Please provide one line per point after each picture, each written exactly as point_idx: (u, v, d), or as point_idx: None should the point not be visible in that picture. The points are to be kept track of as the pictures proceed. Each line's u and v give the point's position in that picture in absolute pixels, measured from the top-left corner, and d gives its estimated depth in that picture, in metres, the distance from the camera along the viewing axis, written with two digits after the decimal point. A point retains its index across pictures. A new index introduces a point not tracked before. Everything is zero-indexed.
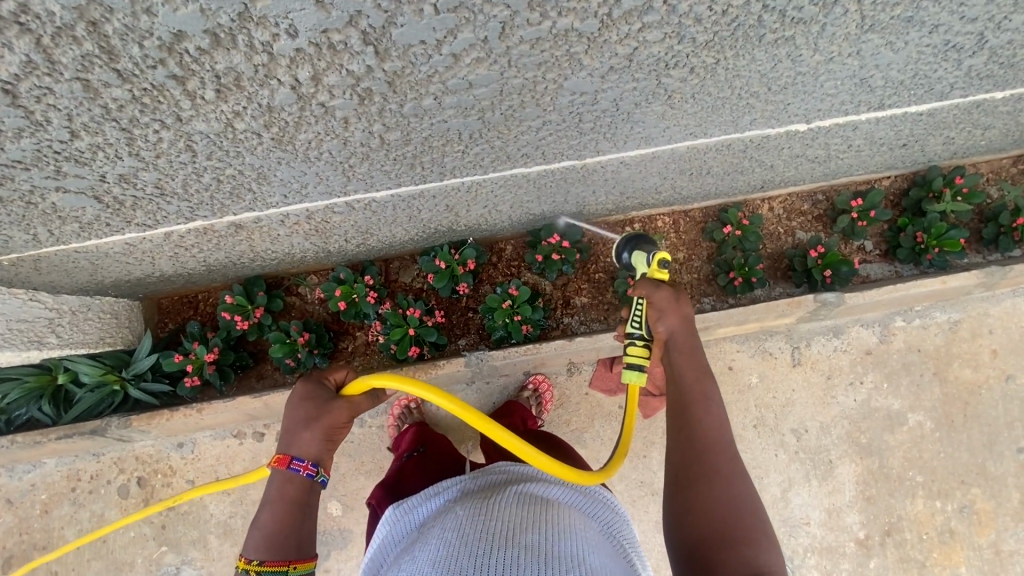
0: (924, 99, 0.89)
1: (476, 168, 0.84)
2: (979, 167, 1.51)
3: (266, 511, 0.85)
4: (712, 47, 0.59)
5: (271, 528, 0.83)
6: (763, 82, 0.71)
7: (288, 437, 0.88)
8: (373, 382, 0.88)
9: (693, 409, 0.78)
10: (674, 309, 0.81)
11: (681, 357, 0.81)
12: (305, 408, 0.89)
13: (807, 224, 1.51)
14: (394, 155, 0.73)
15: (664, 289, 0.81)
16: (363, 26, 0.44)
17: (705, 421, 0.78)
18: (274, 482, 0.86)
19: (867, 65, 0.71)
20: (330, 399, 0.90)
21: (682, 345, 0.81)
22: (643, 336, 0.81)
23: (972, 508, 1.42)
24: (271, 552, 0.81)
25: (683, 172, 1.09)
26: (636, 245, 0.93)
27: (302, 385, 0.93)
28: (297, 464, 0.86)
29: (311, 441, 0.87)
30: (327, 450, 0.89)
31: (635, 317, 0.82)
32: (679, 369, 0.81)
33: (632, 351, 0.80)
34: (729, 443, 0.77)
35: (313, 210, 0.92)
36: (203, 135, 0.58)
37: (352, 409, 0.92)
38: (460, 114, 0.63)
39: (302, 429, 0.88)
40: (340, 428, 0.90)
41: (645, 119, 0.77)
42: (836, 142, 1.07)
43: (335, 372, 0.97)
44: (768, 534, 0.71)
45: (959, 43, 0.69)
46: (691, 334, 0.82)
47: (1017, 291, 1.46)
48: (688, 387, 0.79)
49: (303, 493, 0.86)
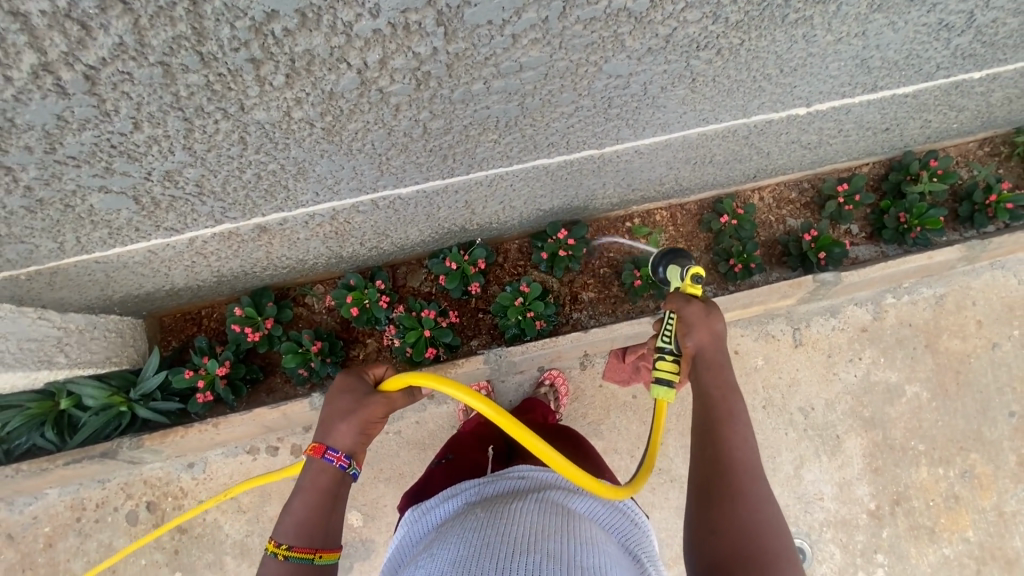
0: (912, 80, 0.96)
1: (504, 158, 0.87)
2: (949, 151, 1.62)
3: (297, 497, 0.84)
4: (741, 28, 0.63)
5: (301, 514, 0.82)
6: (778, 64, 0.76)
7: (325, 427, 0.88)
8: (411, 380, 0.87)
9: (720, 428, 0.82)
10: (704, 324, 0.87)
11: (709, 374, 0.86)
12: (343, 401, 0.90)
13: (797, 211, 1.59)
14: (432, 146, 0.75)
15: (695, 304, 0.88)
16: (440, 5, 0.47)
17: (730, 440, 0.81)
18: (308, 470, 0.86)
19: (870, 46, 0.77)
20: (369, 394, 0.90)
21: (711, 361, 0.87)
22: (672, 351, 0.89)
23: (973, 473, 1.49)
24: (300, 538, 0.81)
25: (688, 162, 1.14)
26: (672, 260, 1.01)
27: (343, 376, 0.93)
28: (331, 455, 0.86)
29: (346, 433, 0.87)
30: (361, 443, 0.89)
31: (667, 331, 0.89)
32: (706, 386, 0.86)
33: (661, 365, 0.88)
34: (754, 465, 0.80)
35: (339, 209, 0.93)
36: (259, 125, 0.59)
37: (389, 406, 0.91)
38: (504, 100, 0.66)
39: (339, 420, 0.88)
40: (376, 423, 0.90)
41: (667, 104, 0.81)
42: (829, 127, 1.13)
43: (375, 368, 0.97)
44: (790, 555, 0.73)
45: (951, 22, 0.75)
46: (720, 349, 0.88)
47: (994, 265, 1.56)
48: (713, 405, 0.84)
49: (335, 484, 0.85)
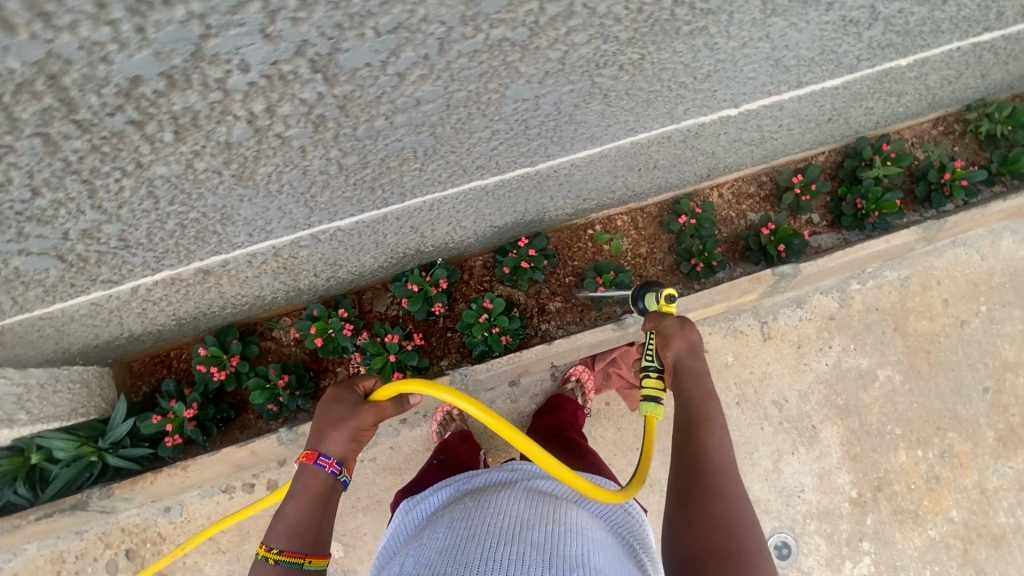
0: (836, 73, 0.97)
1: (435, 184, 0.88)
2: (903, 133, 1.63)
3: (290, 502, 0.88)
4: (636, 43, 0.64)
5: (293, 519, 0.86)
6: (689, 72, 0.77)
7: (318, 434, 0.93)
8: (401, 388, 0.92)
9: (699, 430, 0.87)
10: (681, 334, 0.94)
11: (688, 381, 0.91)
12: (334, 410, 0.94)
13: (756, 205, 1.59)
14: (354, 180, 0.76)
15: (670, 319, 0.96)
16: (310, 54, 0.47)
17: (709, 440, 0.86)
18: (301, 476, 0.90)
19: (779, 47, 0.78)
20: (360, 404, 0.95)
21: (690, 368, 0.92)
22: (656, 367, 0.95)
23: (952, 452, 1.49)
24: (290, 543, 0.84)
25: (631, 168, 1.15)
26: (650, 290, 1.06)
27: (334, 388, 0.99)
28: (323, 461, 0.90)
29: (338, 440, 0.92)
30: (352, 450, 0.94)
31: (648, 351, 0.96)
32: (686, 391, 0.91)
33: (648, 381, 0.94)
34: (731, 465, 0.84)
35: (279, 246, 0.94)
36: (164, 179, 0.60)
37: (379, 414, 0.96)
38: (413, 131, 0.67)
39: (331, 428, 0.92)
40: (366, 431, 0.94)
41: (587, 119, 0.82)
42: (767, 123, 1.14)
43: (366, 380, 1.01)
44: (763, 548, 0.76)
45: (856, 17, 0.76)
46: (698, 358, 0.94)
47: (955, 242, 1.57)
48: (692, 407, 0.89)
49: (326, 489, 0.89)
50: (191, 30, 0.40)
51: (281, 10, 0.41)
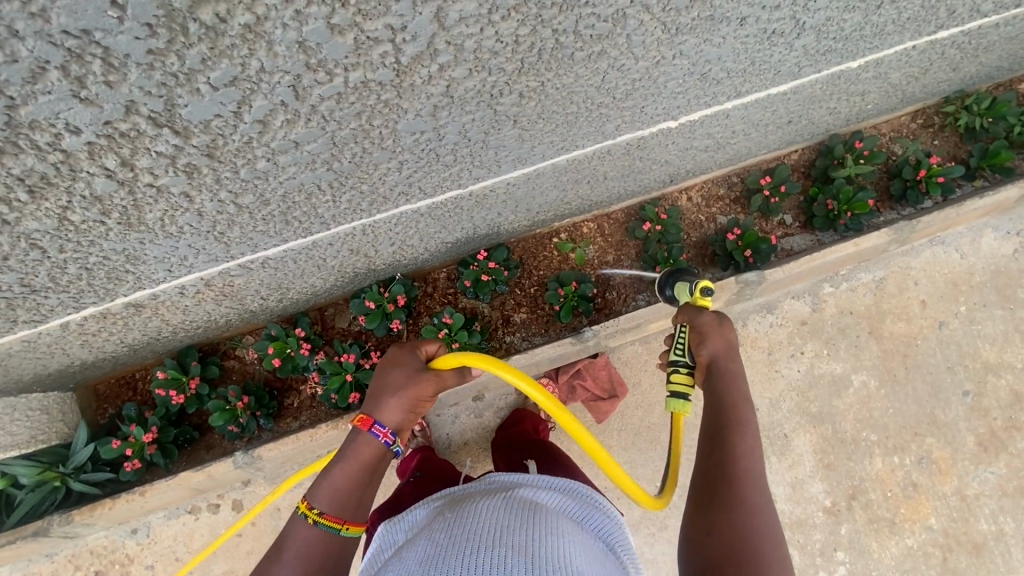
0: (778, 80, 0.92)
1: (358, 213, 0.86)
2: (879, 128, 1.57)
3: (338, 464, 0.81)
4: (528, 72, 0.61)
5: (338, 482, 0.80)
6: (604, 93, 0.74)
7: (374, 398, 0.85)
8: (465, 361, 0.85)
9: (726, 435, 0.79)
10: (717, 333, 0.85)
11: (723, 383, 0.84)
12: (395, 375, 0.86)
13: (726, 208, 1.55)
14: (261, 216, 0.74)
15: (707, 313, 0.88)
16: (145, 112, 0.45)
17: (737, 447, 0.78)
18: (353, 439, 0.82)
19: (699, 62, 0.74)
20: (422, 372, 0.87)
21: (725, 369, 0.84)
22: (687, 362, 0.87)
23: (930, 458, 1.45)
24: (332, 506, 0.78)
25: (579, 181, 1.12)
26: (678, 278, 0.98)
27: (397, 351, 0.91)
28: (378, 428, 0.82)
29: (395, 408, 0.83)
30: (409, 420, 0.85)
31: (679, 344, 0.89)
32: (717, 392, 0.83)
33: (676, 378, 0.88)
34: (759, 475, 0.76)
35: (209, 277, 0.92)
36: (41, 231, 0.58)
37: (439, 386, 0.88)
38: (305, 169, 0.65)
39: (389, 394, 0.84)
40: (424, 402, 0.86)
41: (505, 143, 0.79)
42: (718, 130, 1.10)
43: (427, 347, 0.94)
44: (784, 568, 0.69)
45: (779, 28, 0.72)
46: (734, 359, 0.86)
47: (933, 241, 1.52)
48: (723, 411, 0.81)
49: (378, 458, 0.82)
50: None
51: (86, 75, 0.39)
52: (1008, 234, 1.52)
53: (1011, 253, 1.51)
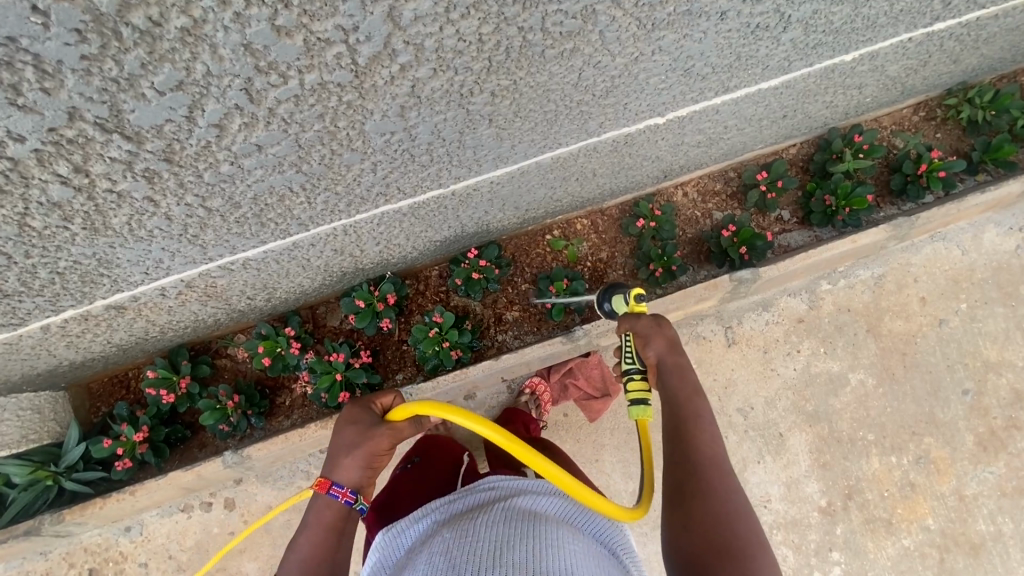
0: (768, 75, 0.90)
1: (337, 214, 0.84)
2: (879, 121, 1.53)
3: (304, 534, 0.87)
4: (497, 71, 0.59)
5: (307, 550, 0.85)
6: (583, 90, 0.72)
7: (331, 461, 0.92)
8: (417, 411, 0.91)
9: (687, 428, 0.80)
10: (658, 332, 0.84)
11: (675, 378, 0.84)
12: (349, 435, 0.94)
13: (722, 203, 1.52)
14: (234, 218, 0.73)
15: (644, 317, 0.86)
16: (90, 118, 0.43)
17: (699, 437, 0.79)
18: (314, 505, 0.89)
19: (681, 57, 0.72)
20: (374, 426, 0.94)
21: (674, 365, 0.84)
22: (638, 368, 0.84)
23: (928, 458, 1.42)
24: (304, 573, 0.83)
25: (567, 179, 1.10)
26: (613, 292, 0.93)
27: (350, 409, 0.98)
28: (336, 490, 0.89)
29: (351, 467, 0.91)
30: (367, 477, 0.92)
31: (626, 352, 0.85)
32: (669, 388, 0.84)
33: (632, 385, 0.83)
34: (723, 459, 0.78)
35: (190, 278, 0.92)
36: (2, 237, 0.58)
37: (395, 437, 0.95)
38: (273, 172, 0.63)
39: (344, 454, 0.92)
40: (381, 455, 0.93)
41: (483, 143, 0.77)
42: (709, 126, 1.08)
43: (383, 398, 1.01)
44: (762, 544, 0.70)
45: (763, 22, 0.70)
46: (680, 354, 0.85)
47: (934, 237, 1.49)
48: (678, 405, 0.82)
49: (340, 519, 0.88)
50: None
51: (20, 82, 0.38)
52: (1011, 229, 1.48)
53: (1015, 248, 1.47)
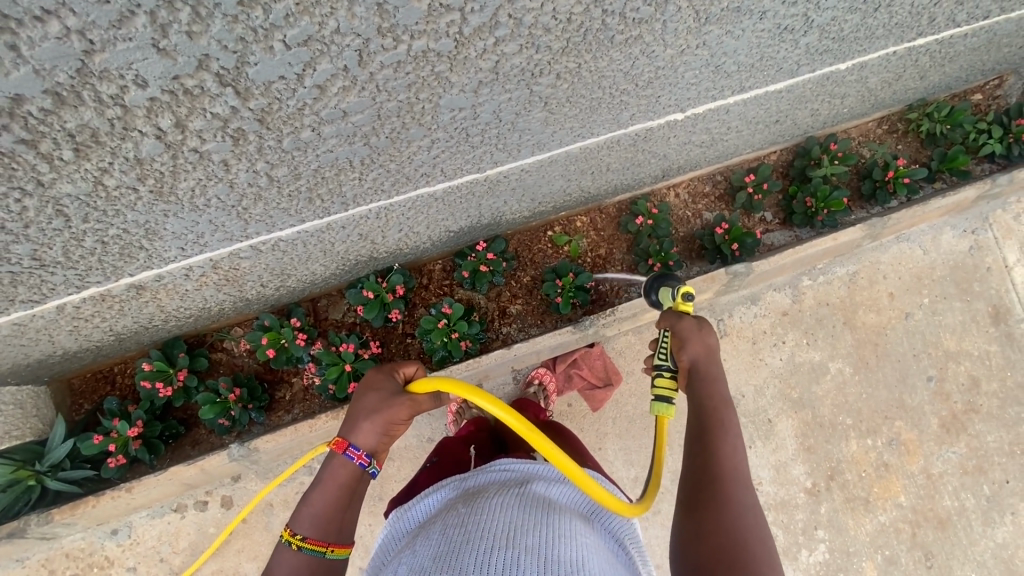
0: (778, 78, 0.98)
1: (379, 193, 0.86)
2: (850, 132, 1.68)
3: (317, 488, 0.88)
4: (570, 52, 0.63)
5: (318, 507, 0.87)
6: (629, 80, 0.77)
7: (349, 424, 0.92)
8: (439, 387, 0.90)
9: (710, 437, 0.83)
10: (696, 337, 0.88)
11: (704, 386, 0.87)
12: (370, 399, 0.93)
13: (711, 204, 1.62)
14: (288, 192, 0.73)
15: (686, 319, 0.91)
16: (214, 68, 0.44)
17: (721, 449, 0.82)
18: (329, 463, 0.90)
19: (717, 54, 0.78)
20: (396, 395, 0.94)
21: (706, 371, 0.88)
22: (669, 367, 0.89)
23: (899, 440, 1.55)
24: (313, 530, 0.85)
25: (584, 172, 1.15)
26: (661, 283, 1.04)
27: (374, 374, 0.98)
28: (352, 451, 0.89)
29: (369, 432, 0.91)
30: (382, 443, 0.93)
31: (662, 350, 0.91)
32: (699, 396, 0.87)
33: (660, 381, 0.89)
34: (743, 474, 0.81)
35: (218, 258, 0.90)
36: (73, 197, 0.56)
37: (413, 408, 0.95)
38: (345, 142, 0.64)
39: (363, 418, 0.92)
40: (398, 424, 0.93)
41: (530, 127, 0.80)
42: (715, 126, 1.15)
43: (405, 368, 1.00)
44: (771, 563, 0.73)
45: (790, 25, 0.77)
46: (713, 363, 0.89)
47: (899, 238, 1.64)
48: (704, 412, 0.85)
49: (353, 481, 0.89)
50: (71, 45, 0.38)
51: (171, 23, 0.39)
52: (964, 232, 1.65)
53: (967, 249, 1.65)
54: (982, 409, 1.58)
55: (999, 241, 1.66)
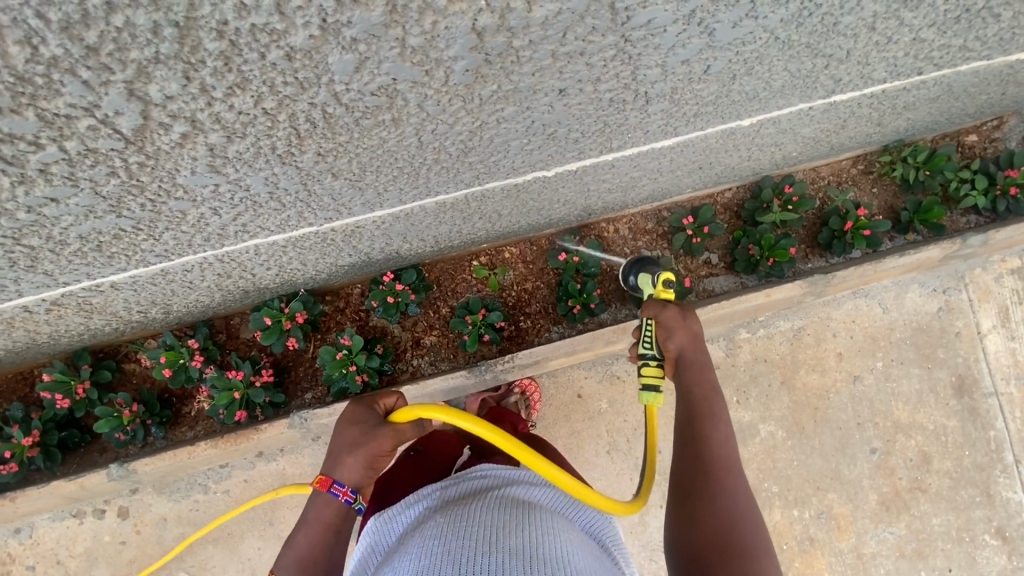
0: (654, 137, 0.88)
1: (196, 247, 0.83)
2: (820, 171, 1.51)
3: (301, 530, 0.83)
4: (309, 137, 0.57)
5: (303, 549, 0.82)
6: (433, 151, 0.70)
7: (333, 459, 0.87)
8: (422, 414, 0.85)
9: (700, 423, 0.79)
10: (683, 327, 0.84)
11: (692, 373, 0.83)
12: (351, 434, 0.88)
13: (652, 242, 1.50)
14: (67, 253, 0.71)
15: (670, 309, 0.86)
16: None
17: (711, 436, 0.78)
18: (314, 503, 0.85)
19: (535, 124, 0.70)
20: (378, 426, 0.88)
21: (693, 362, 0.84)
22: (655, 356, 0.83)
23: (830, 514, 1.44)
24: (300, 571, 0.80)
25: (468, 218, 1.09)
26: (641, 267, 1.01)
27: (352, 408, 0.92)
28: (336, 489, 0.84)
29: (352, 467, 0.85)
30: (369, 477, 0.87)
31: (646, 338, 0.84)
32: (686, 385, 0.82)
33: (645, 371, 0.83)
34: (734, 459, 0.77)
35: (52, 297, 0.89)
36: None
37: (398, 438, 0.89)
38: (85, 218, 0.61)
39: (346, 453, 0.86)
40: (384, 456, 0.87)
41: (338, 192, 0.75)
42: (611, 176, 1.06)
43: (386, 398, 0.95)
44: (768, 551, 0.69)
45: (617, 97, 0.68)
46: (700, 351, 0.85)
47: (857, 293, 1.49)
48: (693, 399, 0.81)
49: (338, 519, 0.84)
50: None
51: None
52: (934, 291, 1.49)
53: (935, 311, 1.49)
54: (930, 489, 1.44)
55: (974, 305, 1.49)
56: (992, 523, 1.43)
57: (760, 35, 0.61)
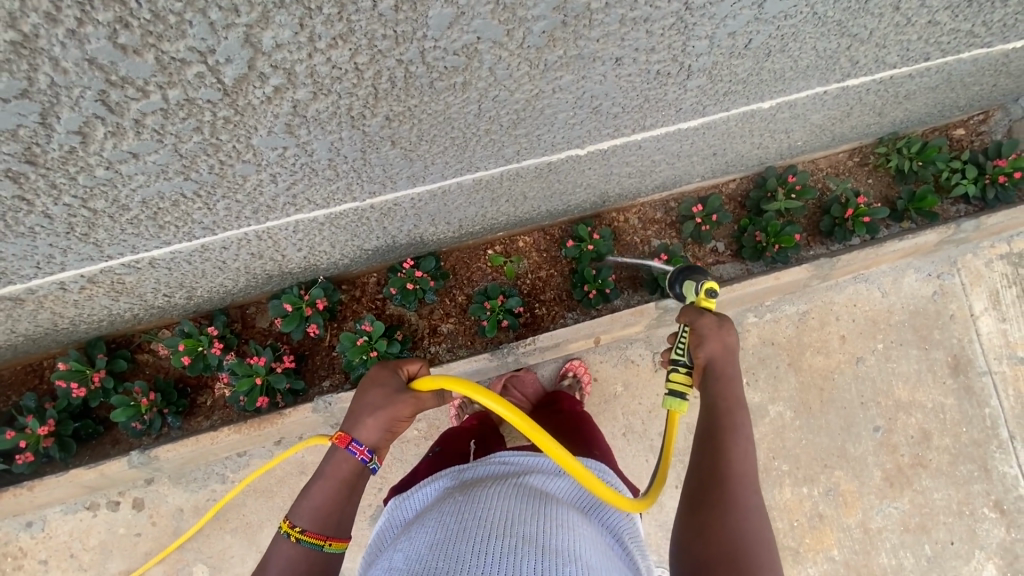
0: (683, 116, 0.92)
1: (244, 220, 0.84)
2: (819, 163, 1.58)
3: (317, 482, 0.82)
4: (385, 98, 0.59)
5: (318, 500, 0.81)
6: (487, 121, 0.73)
7: (352, 418, 0.86)
8: (444, 384, 0.83)
9: (721, 437, 0.76)
10: (717, 336, 0.80)
11: (719, 384, 0.80)
12: (372, 395, 0.86)
13: (661, 231, 1.54)
14: (125, 220, 0.72)
15: (708, 316, 0.82)
16: None
17: (731, 451, 0.75)
18: (332, 456, 0.84)
19: (585, 96, 0.73)
20: (400, 391, 0.87)
21: (722, 372, 0.80)
22: (686, 363, 0.82)
23: (837, 491, 1.49)
24: (313, 523, 0.79)
25: (496, 200, 1.11)
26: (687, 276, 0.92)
27: (377, 369, 0.90)
28: (354, 447, 0.83)
29: (372, 428, 0.85)
30: (386, 439, 0.86)
31: (680, 343, 0.83)
32: (710, 395, 0.80)
33: (674, 377, 0.82)
34: (752, 476, 0.74)
35: (91, 274, 0.89)
36: None
37: (417, 406, 0.88)
38: (156, 178, 0.63)
39: (366, 414, 0.85)
40: (402, 421, 0.87)
41: (391, 163, 0.77)
42: (635, 159, 1.10)
43: (410, 364, 0.92)
44: (775, 574, 0.68)
45: (664, 70, 0.72)
46: (732, 361, 0.81)
47: (858, 278, 1.56)
48: (716, 411, 0.78)
49: (354, 476, 0.83)
50: None
51: None
52: (929, 275, 1.56)
53: (931, 295, 1.56)
54: (931, 464, 1.50)
55: (966, 288, 1.56)
56: (990, 496, 1.49)
57: (802, 9, 0.67)
